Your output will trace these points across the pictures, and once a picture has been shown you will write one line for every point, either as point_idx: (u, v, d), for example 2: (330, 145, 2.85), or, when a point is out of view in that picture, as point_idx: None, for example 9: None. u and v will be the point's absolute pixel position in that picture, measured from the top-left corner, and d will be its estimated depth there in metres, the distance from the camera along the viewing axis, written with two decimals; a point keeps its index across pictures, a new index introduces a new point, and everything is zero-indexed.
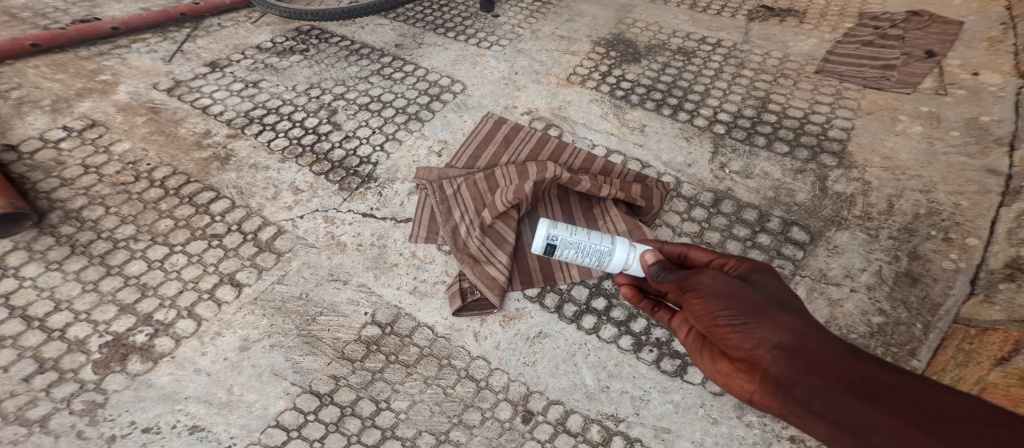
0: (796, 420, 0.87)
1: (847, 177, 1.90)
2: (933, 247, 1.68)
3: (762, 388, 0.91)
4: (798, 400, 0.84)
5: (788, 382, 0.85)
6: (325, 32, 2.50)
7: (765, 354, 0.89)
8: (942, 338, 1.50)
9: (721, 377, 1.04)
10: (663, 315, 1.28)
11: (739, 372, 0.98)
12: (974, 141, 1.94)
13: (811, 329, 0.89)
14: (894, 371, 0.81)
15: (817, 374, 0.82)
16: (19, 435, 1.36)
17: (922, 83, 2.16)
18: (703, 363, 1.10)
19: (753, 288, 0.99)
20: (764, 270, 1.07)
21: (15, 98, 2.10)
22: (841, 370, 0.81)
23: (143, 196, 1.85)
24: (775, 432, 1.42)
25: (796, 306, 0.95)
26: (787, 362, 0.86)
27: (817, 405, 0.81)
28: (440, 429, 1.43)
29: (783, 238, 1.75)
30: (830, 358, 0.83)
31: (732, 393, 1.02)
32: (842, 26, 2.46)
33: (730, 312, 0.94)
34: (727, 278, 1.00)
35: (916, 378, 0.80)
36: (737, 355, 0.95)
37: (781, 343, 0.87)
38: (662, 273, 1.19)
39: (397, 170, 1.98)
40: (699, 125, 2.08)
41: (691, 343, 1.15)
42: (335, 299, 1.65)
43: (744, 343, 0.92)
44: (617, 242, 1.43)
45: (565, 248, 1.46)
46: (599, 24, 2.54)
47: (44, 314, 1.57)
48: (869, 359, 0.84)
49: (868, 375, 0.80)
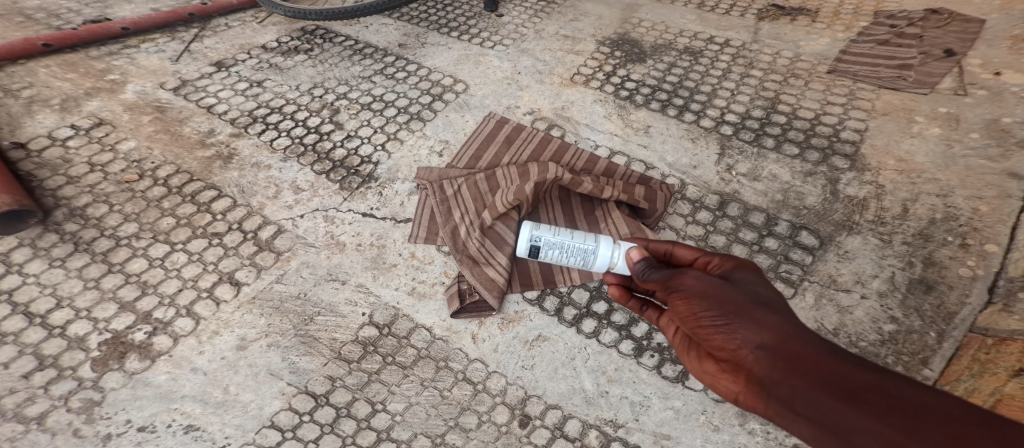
0: (782, 421, 0.83)
1: (859, 181, 1.83)
2: (950, 254, 1.62)
3: (748, 389, 0.87)
4: (781, 401, 0.80)
5: (772, 383, 0.81)
6: (330, 32, 2.51)
7: (749, 355, 0.85)
8: (956, 348, 1.44)
9: (708, 378, 1.01)
10: (652, 314, 1.25)
11: (724, 372, 0.94)
12: (995, 144, 1.87)
13: (794, 328, 0.85)
14: (876, 370, 0.78)
15: (801, 376, 0.78)
16: (17, 432, 1.37)
17: (941, 83, 2.08)
18: (690, 362, 1.07)
19: (736, 288, 0.95)
20: (749, 269, 1.03)
21: (27, 97, 2.14)
22: (822, 369, 0.78)
23: (146, 194, 1.87)
24: (778, 440, 1.38)
25: (779, 305, 0.92)
26: (770, 363, 0.82)
27: (800, 405, 0.77)
28: (436, 432, 1.41)
29: (791, 243, 1.69)
30: (811, 358, 0.79)
31: (718, 393, 0.98)
32: (856, 25, 2.39)
33: (713, 313, 0.91)
34: (710, 277, 0.97)
35: (897, 377, 0.76)
36: (721, 356, 0.92)
37: (762, 343, 0.84)
38: (649, 271, 1.15)
39: (399, 170, 1.96)
40: (705, 125, 2.04)
41: (679, 343, 1.12)
42: (334, 300, 1.65)
43: (727, 343, 0.89)
44: (601, 241, 1.41)
45: (548, 249, 1.46)
46: (604, 24, 2.50)
47: (46, 311, 1.59)
48: (850, 357, 0.80)
49: (850, 375, 0.76)
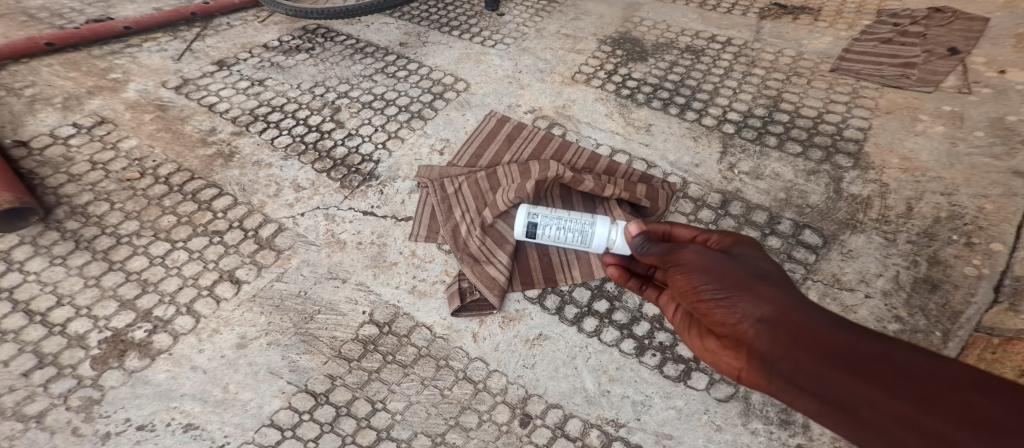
0: (785, 396, 0.85)
1: (863, 179, 1.82)
2: (955, 252, 1.60)
3: (750, 364, 0.89)
4: (784, 375, 0.82)
5: (773, 357, 0.83)
6: (331, 31, 2.51)
7: (748, 329, 0.87)
8: (962, 347, 1.42)
9: (709, 355, 1.04)
10: (651, 293, 1.29)
11: (726, 349, 0.97)
12: (1000, 142, 1.85)
13: (794, 300, 0.86)
14: (879, 338, 0.78)
15: (802, 348, 0.80)
16: (15, 430, 1.37)
17: (945, 81, 2.07)
18: (691, 340, 1.10)
19: (736, 261, 0.97)
20: (749, 243, 1.05)
21: (29, 95, 2.14)
22: (824, 341, 0.78)
23: (147, 192, 1.87)
24: (781, 441, 1.36)
25: (779, 277, 0.93)
26: (769, 335, 0.84)
27: (804, 379, 0.79)
28: (436, 431, 1.40)
29: (794, 241, 1.68)
30: (812, 329, 0.81)
31: (720, 370, 1.01)
32: (859, 23, 2.38)
33: (712, 286, 0.93)
34: (710, 252, 0.99)
35: (901, 344, 0.77)
36: (721, 331, 0.94)
37: (761, 315, 0.86)
38: (646, 245, 1.16)
39: (400, 168, 1.96)
40: (707, 124, 2.03)
41: (679, 321, 1.15)
42: (333, 298, 1.64)
43: (727, 318, 0.91)
44: (598, 220, 1.44)
45: (546, 227, 1.49)
46: (605, 23, 2.50)
47: (46, 308, 1.59)
48: (852, 326, 0.80)
49: (854, 345, 0.77)
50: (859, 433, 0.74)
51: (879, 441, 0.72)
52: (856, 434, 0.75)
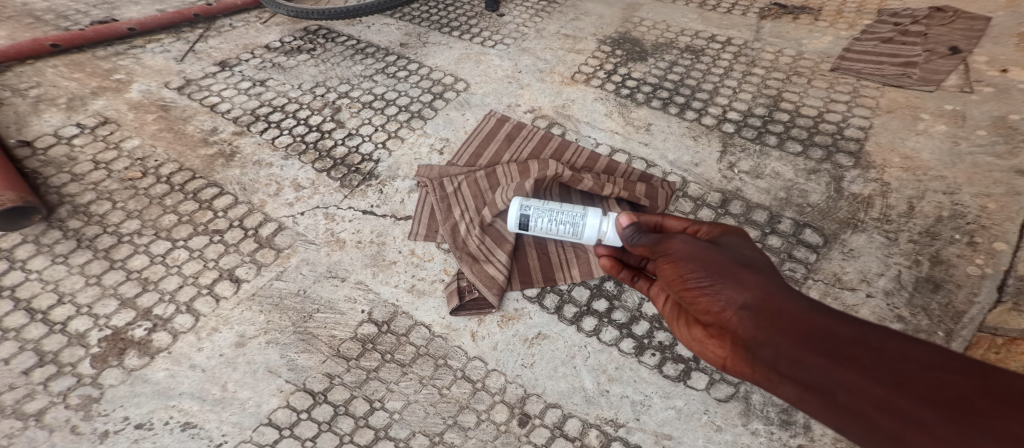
0: (768, 384, 0.86)
1: (864, 178, 1.81)
2: (957, 252, 1.59)
3: (734, 353, 0.90)
4: (765, 362, 0.83)
5: (756, 343, 0.84)
6: (332, 32, 2.53)
7: (732, 316, 0.88)
8: (966, 347, 1.40)
9: (696, 344, 1.04)
10: (644, 284, 1.29)
11: (712, 338, 0.98)
12: (1002, 141, 1.84)
13: (776, 287, 0.88)
14: (856, 322, 0.80)
15: (783, 334, 0.81)
16: (14, 429, 1.37)
17: (947, 81, 2.06)
18: (679, 330, 1.10)
19: (723, 250, 0.98)
20: (737, 234, 1.06)
21: (34, 96, 2.17)
22: (805, 327, 0.80)
23: (149, 191, 1.88)
24: (782, 441, 1.35)
25: (762, 266, 0.95)
26: (752, 322, 0.85)
27: (786, 366, 0.79)
28: (434, 431, 1.39)
29: (794, 240, 1.67)
30: (793, 315, 0.82)
31: (706, 360, 1.02)
32: (860, 23, 2.38)
33: (698, 275, 0.94)
34: (698, 241, 1.00)
35: (875, 327, 0.79)
36: (707, 320, 0.95)
37: (745, 302, 0.87)
38: (637, 236, 1.18)
39: (399, 168, 1.96)
40: (707, 123, 2.03)
41: (668, 311, 1.16)
42: (332, 296, 1.64)
43: (712, 305, 0.92)
44: (589, 210, 1.45)
45: (538, 219, 1.49)
46: (605, 23, 2.50)
47: (48, 307, 1.60)
48: (831, 312, 0.82)
49: (833, 330, 0.78)
50: (839, 417, 0.76)
51: (857, 425, 0.74)
52: (836, 420, 0.76)
